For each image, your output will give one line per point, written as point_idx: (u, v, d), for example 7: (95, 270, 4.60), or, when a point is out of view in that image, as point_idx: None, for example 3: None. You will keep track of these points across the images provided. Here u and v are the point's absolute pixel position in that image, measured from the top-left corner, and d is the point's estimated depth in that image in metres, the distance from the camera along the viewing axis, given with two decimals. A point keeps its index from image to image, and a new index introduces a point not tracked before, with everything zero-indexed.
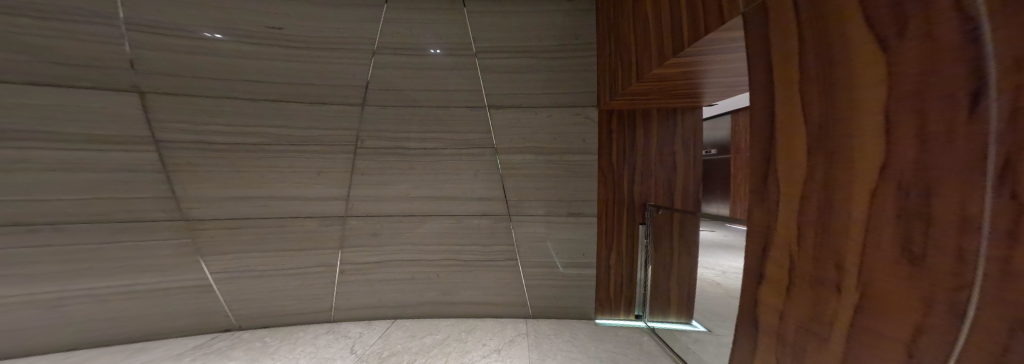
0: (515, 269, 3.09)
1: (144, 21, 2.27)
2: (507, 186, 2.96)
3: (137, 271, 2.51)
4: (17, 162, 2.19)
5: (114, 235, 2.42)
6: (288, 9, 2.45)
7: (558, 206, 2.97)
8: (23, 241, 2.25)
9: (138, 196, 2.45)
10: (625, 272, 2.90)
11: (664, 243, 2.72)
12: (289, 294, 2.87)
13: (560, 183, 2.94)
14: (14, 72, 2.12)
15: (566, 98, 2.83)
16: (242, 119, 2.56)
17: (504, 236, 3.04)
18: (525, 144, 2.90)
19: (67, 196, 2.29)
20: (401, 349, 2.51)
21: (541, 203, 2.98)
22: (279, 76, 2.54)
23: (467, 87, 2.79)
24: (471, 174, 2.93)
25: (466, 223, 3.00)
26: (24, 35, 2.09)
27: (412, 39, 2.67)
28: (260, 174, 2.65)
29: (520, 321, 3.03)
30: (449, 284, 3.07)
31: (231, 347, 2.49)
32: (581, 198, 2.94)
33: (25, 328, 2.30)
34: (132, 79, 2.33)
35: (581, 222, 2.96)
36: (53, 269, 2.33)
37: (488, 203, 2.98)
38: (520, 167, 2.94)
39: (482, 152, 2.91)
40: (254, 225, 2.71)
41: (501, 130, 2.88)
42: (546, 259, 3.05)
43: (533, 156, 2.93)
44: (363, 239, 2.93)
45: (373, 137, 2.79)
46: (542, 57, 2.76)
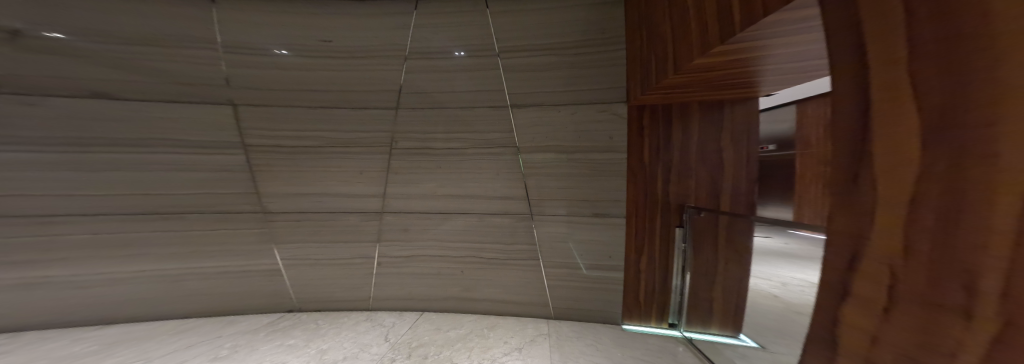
0: (538, 269, 3.07)
1: (226, 42, 2.60)
2: (530, 186, 2.94)
3: (219, 257, 2.93)
4: (141, 163, 2.69)
5: (203, 224, 2.86)
6: (333, 22, 2.64)
7: (579, 208, 2.90)
8: (145, 228, 2.77)
9: (218, 193, 2.84)
10: (658, 279, 2.68)
11: (704, 249, 2.47)
12: (334, 282, 3.16)
13: (584, 183, 2.85)
14: (139, 91, 2.59)
15: (592, 95, 2.72)
16: (296, 124, 2.84)
17: (525, 235, 3.03)
18: (548, 143, 2.86)
19: (172, 192, 2.76)
20: (428, 341, 2.62)
21: (563, 203, 2.92)
22: (327, 84, 2.75)
23: (490, 88, 2.80)
24: (494, 174, 2.97)
25: (489, 222, 3.05)
26: (146, 60, 2.54)
27: (435, 43, 2.72)
28: (309, 173, 2.95)
29: (541, 321, 3.02)
30: (471, 280, 3.15)
31: (292, 327, 2.83)
32: (608, 199, 2.81)
33: (151, 297, 2.86)
34: (218, 94, 2.69)
35: (608, 222, 2.84)
36: (163, 251, 2.83)
37: (509, 203, 3.00)
38: (542, 167, 2.90)
39: (505, 152, 2.93)
40: (305, 218, 3.03)
41: (523, 130, 2.86)
42: (568, 260, 2.99)
43: (554, 154, 2.87)
44: (396, 234, 3.12)
45: (405, 138, 2.95)
46: (567, 53, 2.67)
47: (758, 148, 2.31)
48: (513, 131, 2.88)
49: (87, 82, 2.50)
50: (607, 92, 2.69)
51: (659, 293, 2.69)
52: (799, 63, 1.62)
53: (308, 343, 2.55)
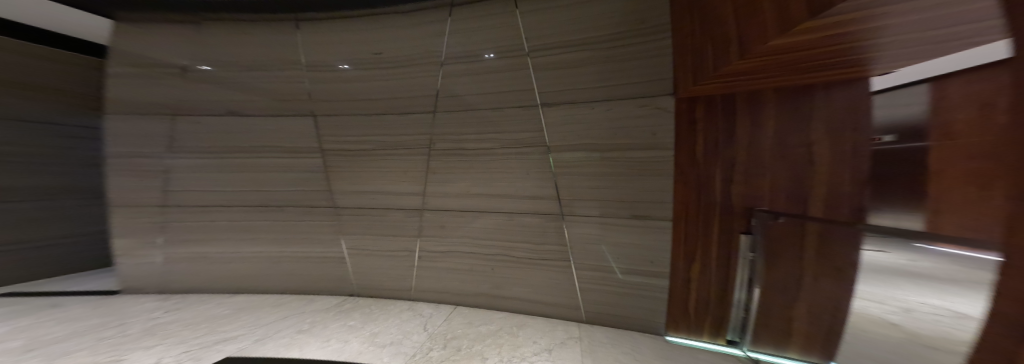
0: (569, 270, 2.83)
1: (312, 60, 2.97)
2: (560, 184, 2.73)
3: (297, 240, 3.37)
4: (249, 164, 3.26)
5: (282, 214, 3.33)
6: (383, 35, 2.80)
7: (610, 209, 2.62)
8: (253, 216, 3.34)
9: (296, 189, 3.28)
10: (716, 292, 2.26)
11: (780, 263, 1.97)
12: (386, 273, 3.34)
13: (620, 183, 2.55)
14: (254, 107, 3.16)
15: (632, 90, 2.41)
16: (355, 130, 3.10)
17: (556, 235, 2.82)
18: (580, 141, 2.63)
19: (269, 189, 3.29)
20: (460, 334, 2.52)
21: (596, 203, 2.65)
22: (379, 94, 2.96)
23: (520, 88, 2.66)
24: (526, 175, 2.82)
25: (518, 221, 2.89)
26: (259, 82, 3.11)
27: (470, 47, 2.68)
28: (364, 173, 3.17)
29: (571, 325, 2.76)
30: (500, 278, 3.02)
31: (354, 309, 3.03)
32: (648, 200, 2.47)
33: (256, 274, 3.42)
34: (302, 107, 3.12)
35: (650, 226, 2.49)
36: (263, 237, 3.38)
37: (539, 202, 2.82)
38: (574, 165, 2.67)
39: (535, 152, 2.75)
40: (364, 212, 3.27)
41: (554, 129, 2.67)
42: (600, 263, 2.72)
43: (587, 154, 2.62)
44: (433, 230, 3.15)
45: (442, 140, 2.95)
46: (604, 47, 2.39)
47: (868, 138, 1.70)
48: (544, 130, 2.69)
49: (225, 103, 3.17)
50: (650, 84, 2.35)
51: (716, 308, 2.26)
52: (909, 41, 1.15)
53: (364, 325, 2.66)
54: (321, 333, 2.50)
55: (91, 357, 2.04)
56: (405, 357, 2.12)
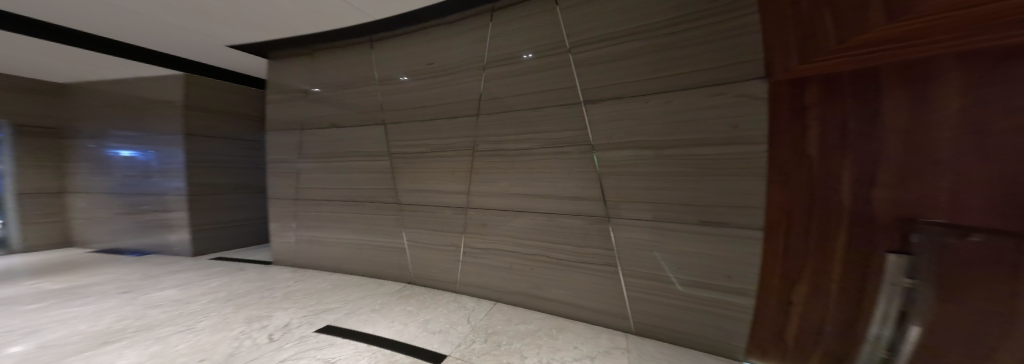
0: (613, 275, 2.14)
1: (385, 73, 3.13)
2: (604, 185, 2.10)
3: (370, 231, 3.35)
4: (343, 158, 3.45)
5: (354, 204, 3.42)
6: (437, 43, 2.81)
7: (672, 213, 1.89)
8: (346, 204, 3.48)
9: (363, 187, 3.36)
10: (830, 341, 1.47)
11: (960, 326, 1.11)
12: (432, 264, 3.02)
13: (688, 184, 1.82)
14: (348, 118, 3.41)
15: (704, 76, 1.75)
16: (408, 135, 3.02)
17: (602, 239, 2.15)
18: (629, 138, 1.99)
19: (355, 187, 3.40)
20: (500, 330, 2.19)
21: (646, 205, 1.97)
22: (432, 100, 2.86)
23: (560, 86, 2.22)
24: (567, 177, 2.24)
25: (558, 222, 2.30)
26: (345, 97, 3.40)
27: (511, 48, 2.44)
28: (411, 173, 3.03)
29: (616, 334, 2.11)
30: (538, 278, 2.43)
31: (411, 296, 2.87)
32: (725, 202, 1.73)
33: (345, 258, 3.58)
34: (370, 116, 3.25)
35: (723, 235, 1.76)
36: (347, 229, 3.51)
37: (580, 203, 2.21)
38: (627, 168, 2.01)
39: (573, 150, 2.20)
40: (418, 208, 3.01)
41: (596, 127, 2.11)
42: (651, 272, 1.99)
43: (637, 151, 1.97)
44: (477, 231, 2.69)
45: (486, 142, 2.58)
46: (665, 34, 1.85)
47: None
48: (585, 127, 2.15)
49: (329, 118, 3.52)
50: (728, 69, 1.69)
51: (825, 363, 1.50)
52: None
53: (417, 312, 2.52)
54: (389, 313, 2.52)
55: (252, 311, 2.56)
56: (448, 349, 1.98)
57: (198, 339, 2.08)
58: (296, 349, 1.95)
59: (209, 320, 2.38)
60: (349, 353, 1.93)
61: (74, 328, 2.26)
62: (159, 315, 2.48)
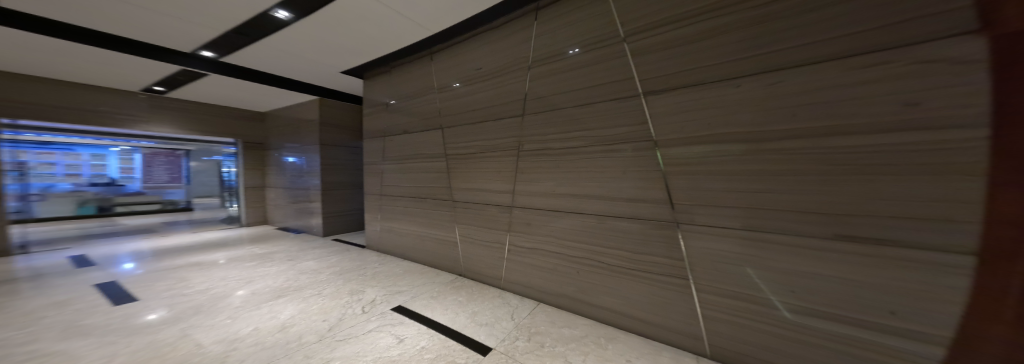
0: (682, 290, 1.81)
1: (441, 81, 3.36)
2: (672, 187, 1.79)
3: (433, 226, 3.58)
4: (410, 158, 3.78)
5: (420, 201, 3.71)
6: (486, 49, 2.90)
7: (770, 222, 1.49)
8: (415, 202, 3.78)
9: (423, 186, 3.64)
10: None
11: None
12: (480, 259, 3.12)
13: (795, 185, 1.41)
14: (413, 124, 3.72)
15: (804, 54, 1.37)
16: (463, 137, 3.15)
17: (665, 247, 1.84)
18: (707, 130, 1.65)
19: (420, 186, 3.69)
20: (544, 330, 2.15)
21: (732, 211, 1.59)
22: (482, 103, 2.94)
23: (611, 80, 2.03)
24: (627, 177, 1.97)
25: (611, 226, 2.07)
26: (410, 105, 3.75)
27: (558, 45, 2.36)
28: (464, 173, 3.16)
29: (684, 356, 1.78)
30: (586, 282, 2.26)
31: (459, 288, 3.01)
32: (861, 211, 1.27)
33: (413, 249, 3.90)
34: (431, 122, 3.51)
35: (862, 254, 1.28)
36: (416, 223, 3.81)
37: (639, 206, 1.93)
38: (704, 166, 1.66)
39: (630, 148, 1.96)
40: (471, 206, 3.12)
41: (659, 120, 1.83)
42: (734, 292, 1.63)
43: (721, 146, 1.61)
44: (521, 231, 2.68)
45: (532, 141, 2.54)
46: (740, 8, 1.53)
47: None
48: (650, 121, 1.86)
49: (401, 126, 3.89)
50: (843, 42, 1.29)
51: None
52: None
53: (467, 303, 2.64)
54: (444, 301, 2.68)
55: (353, 284, 3.04)
56: (494, 342, 2.03)
57: (325, 302, 2.62)
58: (378, 323, 2.27)
59: (330, 288, 2.94)
60: (413, 333, 2.14)
61: (267, 282, 3.09)
62: (306, 279, 3.17)
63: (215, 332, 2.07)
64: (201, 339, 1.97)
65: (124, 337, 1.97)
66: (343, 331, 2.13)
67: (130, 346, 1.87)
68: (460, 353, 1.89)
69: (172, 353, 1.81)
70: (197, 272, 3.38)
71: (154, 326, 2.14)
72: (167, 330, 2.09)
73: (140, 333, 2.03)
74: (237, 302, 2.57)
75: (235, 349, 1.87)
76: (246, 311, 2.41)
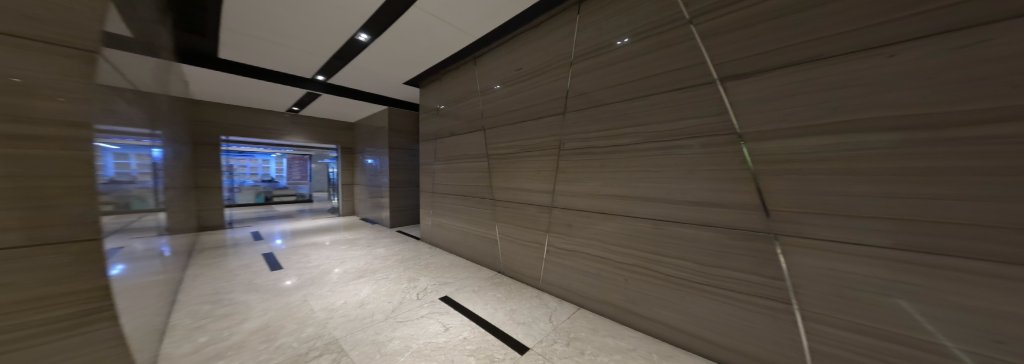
0: (769, 311, 1.53)
1: (484, 83, 3.40)
2: (765, 190, 1.48)
3: (476, 224, 3.66)
4: (457, 158, 3.92)
5: (465, 198, 3.81)
6: (526, 48, 2.85)
7: (921, 238, 1.15)
8: (461, 200, 3.91)
9: (468, 184, 3.73)
10: None
11: None
12: (519, 258, 3.08)
13: (972, 191, 1.06)
14: (459, 126, 3.85)
15: (970, 15, 1.04)
16: (505, 137, 3.13)
17: (750, 262, 1.56)
18: (816, 120, 1.33)
19: (465, 185, 3.79)
20: (584, 337, 2.02)
21: (846, 222, 1.28)
22: (523, 102, 2.89)
23: (671, 68, 1.81)
24: (695, 178, 1.71)
25: (669, 232, 1.84)
26: (456, 108, 3.89)
27: (604, 36, 2.20)
28: (505, 172, 3.15)
29: None
30: (635, 291, 2.06)
31: (498, 284, 3.01)
32: None
33: (460, 245, 4.02)
34: (475, 124, 3.59)
35: None
36: (462, 221, 3.94)
37: (706, 211, 1.69)
38: (803, 167, 1.37)
39: (695, 144, 1.71)
40: (513, 206, 3.08)
41: (743, 109, 1.54)
42: (854, 323, 1.30)
43: (830, 142, 1.30)
44: (563, 233, 2.55)
45: (575, 139, 2.39)
46: None
47: None
48: (731, 110, 1.57)
49: (449, 128, 4.06)
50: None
51: None
52: None
53: (505, 300, 2.62)
54: (483, 296, 2.71)
55: (410, 272, 3.28)
56: (531, 342, 1.98)
57: (389, 285, 2.87)
58: (429, 310, 2.39)
59: (394, 273, 3.22)
60: (458, 323, 2.21)
61: (354, 262, 3.55)
62: (380, 263, 3.55)
63: (321, 300, 2.49)
64: (313, 305, 2.40)
65: (274, 296, 2.57)
66: (401, 313, 2.32)
67: (276, 304, 2.43)
68: (498, 349, 1.90)
69: (298, 314, 2.27)
70: (313, 249, 4.10)
71: (288, 290, 2.71)
72: (296, 294, 2.62)
73: (283, 294, 2.61)
74: (335, 278, 3.02)
75: (330, 319, 2.20)
76: (342, 285, 2.82)
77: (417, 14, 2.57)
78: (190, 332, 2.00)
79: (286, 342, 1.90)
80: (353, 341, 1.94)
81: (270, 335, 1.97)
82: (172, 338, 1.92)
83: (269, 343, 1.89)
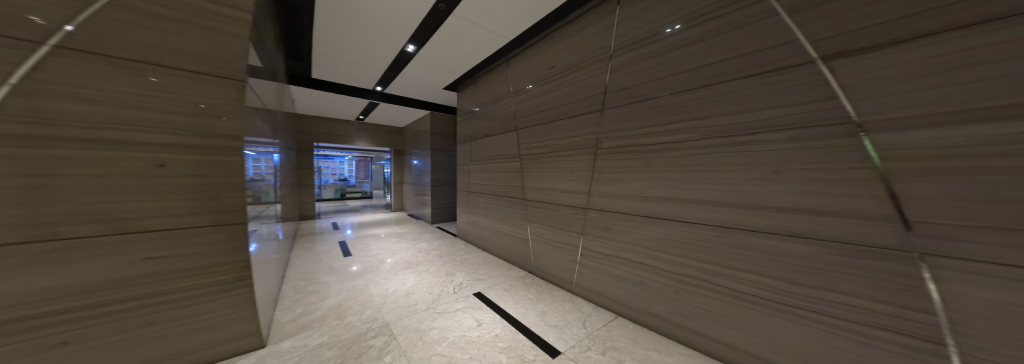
0: (871, 342, 1.25)
1: (518, 83, 3.35)
2: (889, 195, 1.16)
3: (510, 223, 3.62)
4: (491, 158, 3.94)
5: (500, 198, 3.80)
6: (561, 44, 2.74)
7: None
8: (495, 200, 3.91)
9: (502, 184, 3.71)
10: None
11: None
12: (552, 261, 2.96)
13: None
14: (494, 129, 3.86)
15: None
16: (539, 137, 3.04)
17: (858, 284, 1.27)
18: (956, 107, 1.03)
19: (500, 185, 3.77)
20: (622, 348, 1.87)
21: (1004, 241, 0.99)
22: (556, 102, 2.79)
23: (734, 54, 1.59)
24: (781, 180, 1.43)
25: (732, 241, 1.62)
26: (491, 111, 3.92)
27: (648, 26, 2.02)
28: (539, 172, 3.07)
29: None
30: (686, 304, 1.85)
31: (530, 285, 2.94)
32: None
33: (493, 244, 4.03)
34: (508, 125, 3.56)
35: None
36: (495, 221, 3.94)
37: (780, 219, 1.45)
38: (930, 168, 1.08)
39: (773, 139, 1.45)
40: (546, 208, 2.98)
41: (846, 96, 1.24)
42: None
43: (980, 135, 1.00)
44: (599, 236, 2.38)
45: (613, 137, 2.23)
46: None
47: None
48: (842, 95, 1.25)
49: (484, 130, 4.10)
50: None
51: None
52: None
53: (536, 301, 2.54)
54: (515, 295, 2.67)
55: (447, 267, 3.39)
56: (563, 346, 1.90)
57: (430, 278, 2.99)
58: (464, 304, 2.43)
59: (435, 267, 3.36)
60: (490, 319, 2.21)
61: (403, 254, 3.80)
62: (423, 257, 3.73)
63: (378, 287, 2.70)
64: (373, 290, 2.61)
65: (345, 279, 2.86)
66: (440, 305, 2.39)
67: (346, 286, 2.70)
68: (528, 349, 1.86)
69: (361, 297, 2.48)
70: (372, 240, 4.51)
71: (355, 274, 2.99)
72: (360, 278, 2.88)
73: (352, 278, 2.89)
74: (389, 267, 3.25)
75: (384, 304, 2.35)
76: (393, 275, 3.02)
77: (455, 22, 2.65)
78: (292, 303, 2.33)
79: (351, 321, 2.09)
80: (400, 327, 2.05)
81: (340, 313, 2.18)
82: (282, 306, 2.28)
83: (341, 320, 2.10)
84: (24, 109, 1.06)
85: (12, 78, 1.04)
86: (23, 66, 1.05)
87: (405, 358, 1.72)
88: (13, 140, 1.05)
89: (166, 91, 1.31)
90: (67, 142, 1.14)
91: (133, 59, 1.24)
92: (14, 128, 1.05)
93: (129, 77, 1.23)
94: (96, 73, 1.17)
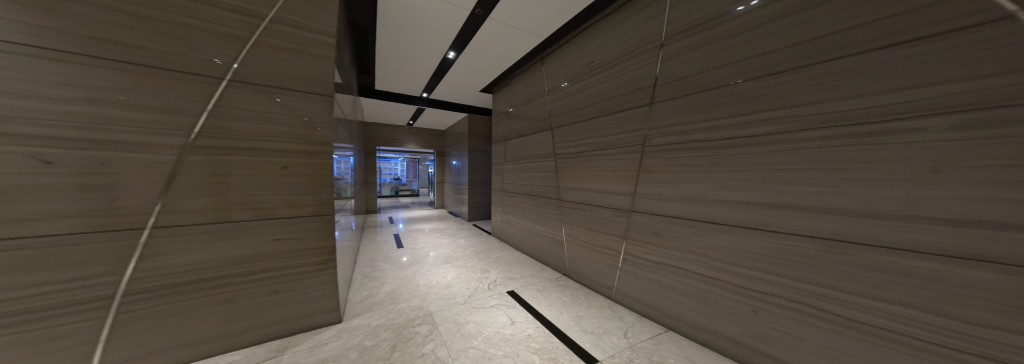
0: None
1: (552, 81, 3.24)
2: None
3: (544, 223, 3.52)
4: (525, 158, 3.87)
5: (533, 197, 3.71)
6: (600, 37, 2.57)
7: None
8: (529, 200, 3.83)
9: (536, 184, 3.61)
10: None
11: None
12: (589, 264, 2.79)
13: None
14: (527, 130, 3.80)
15: None
16: (574, 136, 2.90)
17: None
18: None
19: (534, 185, 3.67)
20: None
21: None
22: (595, 98, 2.62)
23: (838, 30, 1.30)
24: (914, 184, 1.13)
25: (832, 256, 1.34)
26: (523, 111, 3.88)
27: (712, 6, 1.77)
28: (575, 171, 2.91)
29: None
30: (763, 323, 1.60)
31: (565, 287, 2.82)
32: None
33: (526, 243, 3.96)
34: (543, 124, 3.46)
35: None
36: (529, 221, 3.86)
37: (909, 233, 1.16)
38: None
39: (895, 134, 1.16)
40: (585, 209, 2.80)
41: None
42: None
43: None
44: (645, 241, 2.16)
45: (666, 133, 2.00)
46: None
47: None
48: None
49: (518, 130, 4.06)
50: None
51: None
52: None
53: (571, 305, 2.41)
54: (549, 297, 2.57)
55: (482, 263, 3.42)
56: (601, 354, 1.77)
57: (465, 273, 3.05)
58: (499, 301, 2.42)
59: (471, 263, 3.42)
60: (524, 318, 2.16)
61: (442, 249, 3.95)
62: (459, 252, 3.84)
63: (423, 278, 2.83)
64: (420, 281, 2.75)
65: (397, 268, 3.07)
66: (475, 301, 2.40)
67: (400, 274, 2.90)
68: (562, 353, 1.77)
69: (410, 285, 2.63)
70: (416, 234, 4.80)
71: (405, 265, 3.20)
72: (409, 269, 3.06)
73: (404, 268, 3.10)
74: (432, 260, 3.41)
75: (428, 294, 2.46)
76: (433, 268, 3.15)
77: (493, 26, 2.65)
78: (359, 285, 2.57)
79: (403, 307, 2.21)
80: (441, 317, 2.11)
81: (392, 299, 2.34)
82: (354, 287, 2.53)
83: (395, 305, 2.24)
84: (214, 128, 1.41)
85: (208, 105, 1.40)
86: (214, 96, 1.41)
87: (445, 348, 1.76)
88: (211, 150, 1.42)
89: (286, 108, 1.58)
90: (236, 150, 1.47)
91: (265, 83, 1.52)
92: (211, 142, 1.41)
93: (264, 97, 1.52)
94: (253, 97, 1.49)
